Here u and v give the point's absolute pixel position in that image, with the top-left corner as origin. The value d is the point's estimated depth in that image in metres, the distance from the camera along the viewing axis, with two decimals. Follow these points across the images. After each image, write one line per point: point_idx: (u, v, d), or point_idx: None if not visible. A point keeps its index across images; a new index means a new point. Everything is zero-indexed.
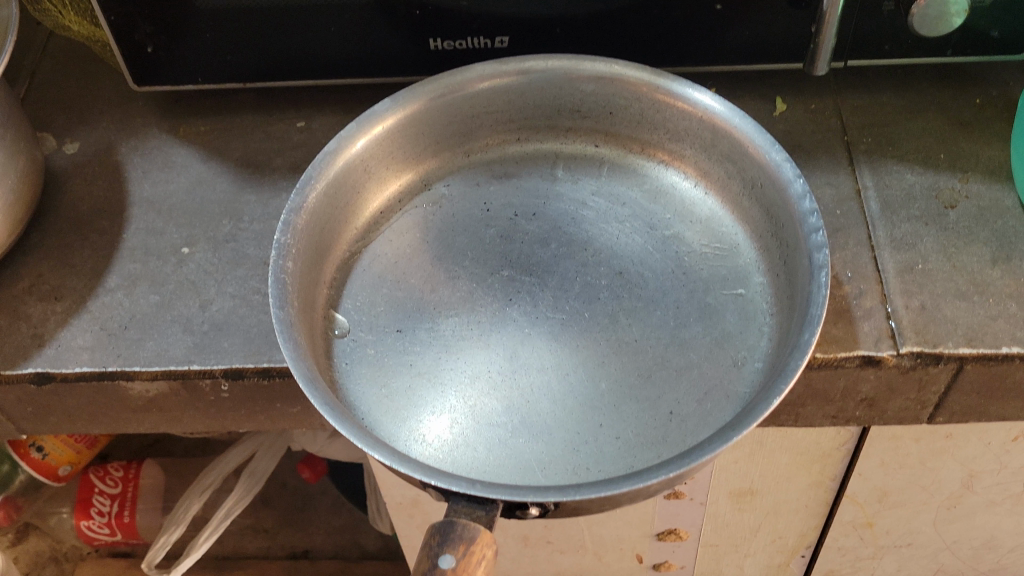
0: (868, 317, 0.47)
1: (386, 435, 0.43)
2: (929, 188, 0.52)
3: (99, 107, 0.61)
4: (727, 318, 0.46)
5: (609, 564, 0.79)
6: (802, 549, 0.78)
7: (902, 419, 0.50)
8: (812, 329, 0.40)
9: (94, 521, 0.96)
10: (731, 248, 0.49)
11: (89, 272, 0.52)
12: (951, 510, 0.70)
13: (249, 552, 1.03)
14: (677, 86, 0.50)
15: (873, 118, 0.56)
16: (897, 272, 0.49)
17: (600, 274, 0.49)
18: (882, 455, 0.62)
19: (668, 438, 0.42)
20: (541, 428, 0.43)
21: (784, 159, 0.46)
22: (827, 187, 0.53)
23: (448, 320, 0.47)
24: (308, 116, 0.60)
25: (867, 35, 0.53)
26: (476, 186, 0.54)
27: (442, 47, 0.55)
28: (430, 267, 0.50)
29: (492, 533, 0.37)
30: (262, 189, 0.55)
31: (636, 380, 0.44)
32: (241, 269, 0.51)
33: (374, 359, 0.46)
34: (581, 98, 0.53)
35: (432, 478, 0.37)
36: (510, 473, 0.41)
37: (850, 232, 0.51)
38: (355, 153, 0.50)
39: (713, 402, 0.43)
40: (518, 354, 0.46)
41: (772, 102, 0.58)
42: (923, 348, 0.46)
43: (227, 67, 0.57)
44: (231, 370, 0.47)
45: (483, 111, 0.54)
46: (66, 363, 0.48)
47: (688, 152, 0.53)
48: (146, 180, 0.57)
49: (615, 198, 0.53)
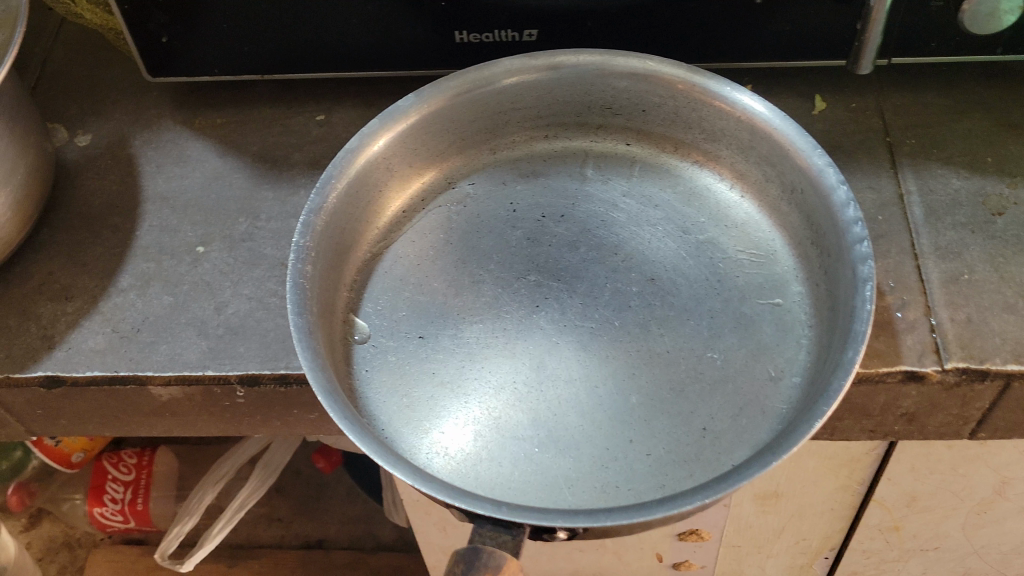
0: (911, 331, 0.45)
1: (406, 448, 0.41)
2: (976, 193, 0.50)
3: (113, 97, 0.59)
4: (764, 329, 0.44)
5: (628, 563, 0.78)
6: (826, 550, 0.77)
7: (943, 434, 0.48)
8: (856, 346, 0.38)
9: (106, 509, 0.95)
10: (768, 254, 0.47)
11: (100, 270, 0.50)
12: (982, 516, 0.68)
13: (262, 540, 1.02)
14: (715, 85, 0.48)
15: (917, 118, 0.54)
16: (941, 282, 0.47)
17: (631, 281, 0.47)
18: (912, 460, 0.60)
19: (701, 455, 0.40)
20: (568, 442, 0.41)
21: (827, 164, 0.44)
22: (868, 190, 0.51)
23: (472, 327, 0.45)
24: (327, 109, 0.58)
25: (913, 33, 0.50)
26: (501, 185, 0.52)
27: (468, 39, 0.53)
28: (455, 270, 0.48)
29: (519, 561, 0.35)
30: (280, 186, 0.53)
31: (668, 394, 0.42)
32: (258, 270, 0.49)
33: (395, 366, 0.44)
34: (613, 94, 0.51)
35: (457, 500, 0.35)
36: (537, 490, 0.40)
37: (893, 240, 0.48)
38: (377, 151, 0.48)
39: (749, 419, 0.41)
40: (545, 365, 0.44)
41: (811, 100, 0.56)
42: (969, 365, 0.44)
43: (244, 58, 0.55)
44: (247, 376, 0.45)
45: (510, 107, 0.52)
46: (76, 366, 0.46)
47: (725, 153, 0.50)
48: (160, 175, 0.55)
49: (647, 199, 0.51)
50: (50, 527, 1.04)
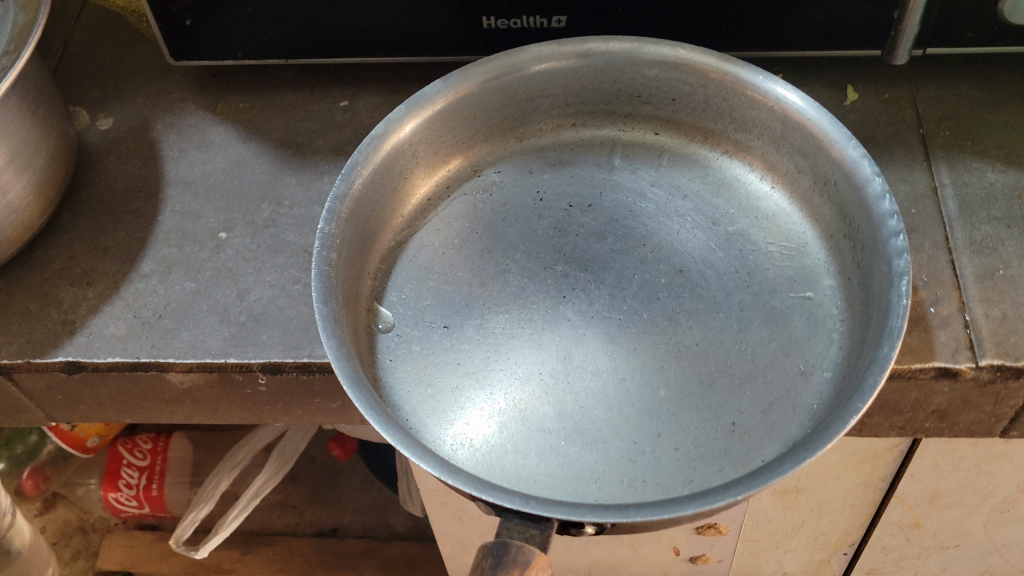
0: (945, 326, 0.44)
1: (430, 439, 0.40)
2: (1011, 187, 0.49)
3: (135, 80, 0.59)
4: (795, 323, 0.43)
5: (644, 556, 0.77)
6: (845, 546, 0.76)
7: (974, 431, 0.48)
8: (892, 341, 0.37)
9: (121, 495, 0.94)
10: (799, 247, 0.47)
11: (122, 255, 0.50)
12: (1005, 514, 0.67)
13: (276, 528, 1.02)
14: (748, 74, 0.47)
15: (951, 110, 0.53)
16: (976, 278, 0.46)
17: (660, 272, 0.46)
18: (937, 457, 0.59)
19: (730, 451, 0.39)
20: (595, 436, 0.41)
21: (862, 156, 0.43)
22: (900, 183, 0.50)
23: (498, 317, 0.45)
24: (351, 94, 0.57)
25: (950, 23, 0.49)
26: (528, 174, 0.51)
27: (496, 25, 0.52)
28: (480, 259, 0.47)
29: (547, 556, 0.35)
30: (303, 172, 0.53)
31: (696, 388, 0.42)
32: (281, 257, 0.49)
33: (419, 356, 0.43)
34: (642, 83, 0.50)
35: (484, 492, 0.34)
36: (563, 484, 0.39)
37: (926, 234, 0.48)
38: (403, 137, 0.47)
39: (780, 414, 0.40)
40: (572, 357, 0.43)
41: (843, 90, 0.55)
42: (1004, 362, 0.43)
43: (268, 43, 0.54)
44: (270, 364, 0.45)
45: (538, 94, 0.51)
46: (97, 352, 0.46)
47: (755, 144, 0.50)
48: (182, 159, 0.54)
49: (676, 189, 0.50)
50: (66, 512, 1.04)
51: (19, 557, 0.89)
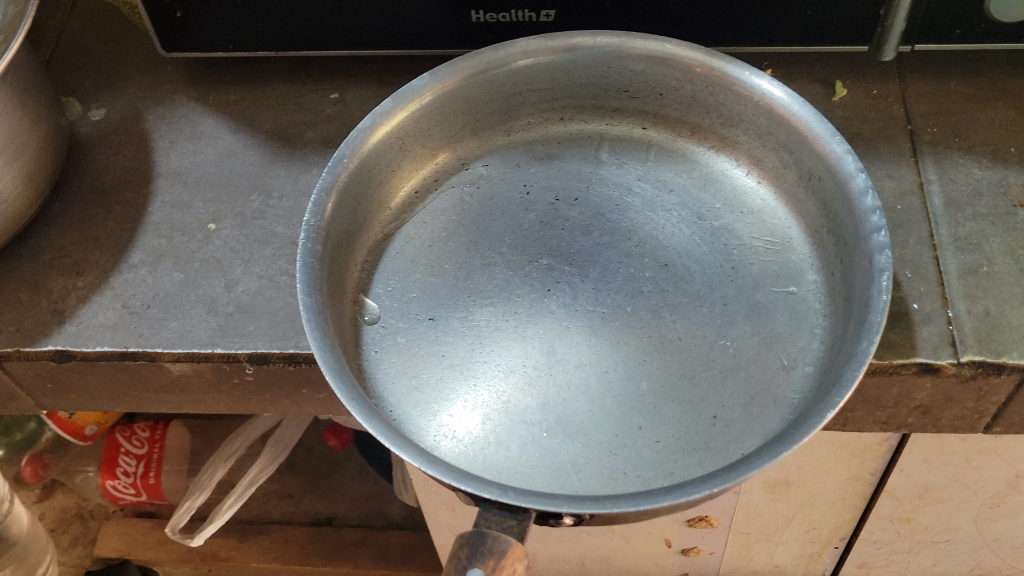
0: (927, 322, 0.44)
1: (413, 429, 0.41)
2: (997, 184, 0.49)
3: (127, 72, 0.59)
4: (777, 318, 0.44)
5: (636, 547, 0.78)
6: (836, 540, 0.76)
7: (957, 427, 0.48)
8: (871, 336, 0.37)
9: (118, 482, 0.95)
10: (783, 241, 0.47)
11: (111, 246, 0.50)
12: (995, 509, 0.67)
13: (273, 517, 1.03)
14: (733, 69, 0.47)
15: (940, 106, 0.53)
16: (960, 274, 0.46)
17: (644, 266, 0.47)
18: (925, 452, 0.60)
19: (711, 444, 0.40)
20: (577, 428, 0.41)
21: (846, 151, 0.44)
22: (887, 179, 0.50)
23: (483, 310, 0.45)
24: (342, 87, 0.57)
25: (938, 20, 0.49)
26: (515, 167, 0.52)
27: (484, 19, 0.52)
28: (466, 252, 0.48)
29: (524, 546, 0.35)
30: (293, 164, 0.53)
31: (678, 381, 0.42)
32: (269, 248, 0.49)
33: (404, 348, 0.44)
34: (630, 77, 0.50)
35: (463, 482, 0.35)
36: (545, 475, 0.39)
37: (911, 229, 0.48)
38: (390, 130, 0.48)
39: (760, 407, 0.40)
40: (555, 350, 0.44)
41: (831, 86, 0.55)
42: (985, 358, 0.43)
43: (259, 35, 0.54)
44: (256, 355, 0.45)
45: (526, 88, 0.51)
46: (86, 341, 0.46)
47: (741, 139, 0.50)
48: (173, 150, 0.55)
49: (662, 183, 0.50)
50: (65, 500, 1.06)
51: (17, 544, 0.90)
